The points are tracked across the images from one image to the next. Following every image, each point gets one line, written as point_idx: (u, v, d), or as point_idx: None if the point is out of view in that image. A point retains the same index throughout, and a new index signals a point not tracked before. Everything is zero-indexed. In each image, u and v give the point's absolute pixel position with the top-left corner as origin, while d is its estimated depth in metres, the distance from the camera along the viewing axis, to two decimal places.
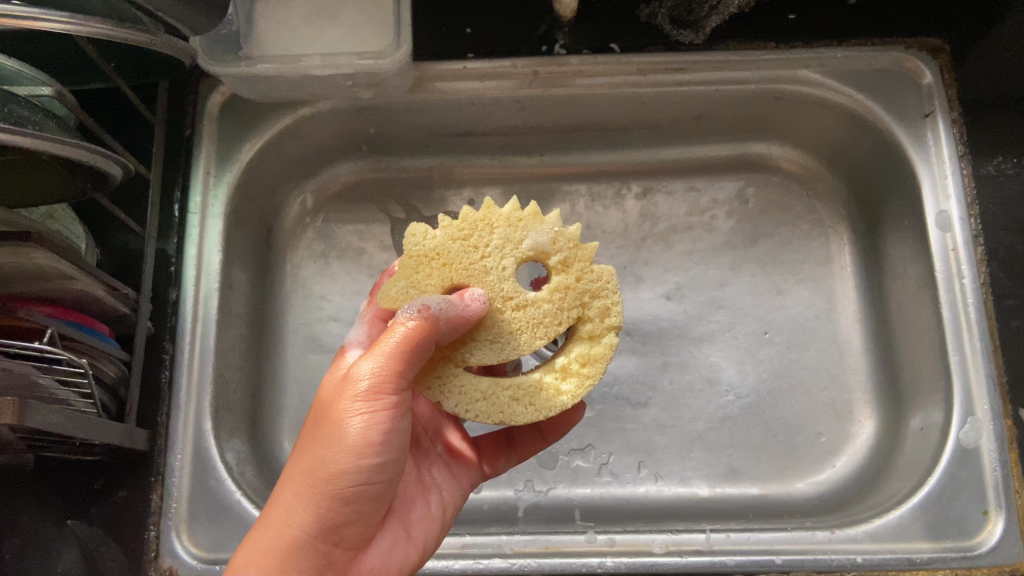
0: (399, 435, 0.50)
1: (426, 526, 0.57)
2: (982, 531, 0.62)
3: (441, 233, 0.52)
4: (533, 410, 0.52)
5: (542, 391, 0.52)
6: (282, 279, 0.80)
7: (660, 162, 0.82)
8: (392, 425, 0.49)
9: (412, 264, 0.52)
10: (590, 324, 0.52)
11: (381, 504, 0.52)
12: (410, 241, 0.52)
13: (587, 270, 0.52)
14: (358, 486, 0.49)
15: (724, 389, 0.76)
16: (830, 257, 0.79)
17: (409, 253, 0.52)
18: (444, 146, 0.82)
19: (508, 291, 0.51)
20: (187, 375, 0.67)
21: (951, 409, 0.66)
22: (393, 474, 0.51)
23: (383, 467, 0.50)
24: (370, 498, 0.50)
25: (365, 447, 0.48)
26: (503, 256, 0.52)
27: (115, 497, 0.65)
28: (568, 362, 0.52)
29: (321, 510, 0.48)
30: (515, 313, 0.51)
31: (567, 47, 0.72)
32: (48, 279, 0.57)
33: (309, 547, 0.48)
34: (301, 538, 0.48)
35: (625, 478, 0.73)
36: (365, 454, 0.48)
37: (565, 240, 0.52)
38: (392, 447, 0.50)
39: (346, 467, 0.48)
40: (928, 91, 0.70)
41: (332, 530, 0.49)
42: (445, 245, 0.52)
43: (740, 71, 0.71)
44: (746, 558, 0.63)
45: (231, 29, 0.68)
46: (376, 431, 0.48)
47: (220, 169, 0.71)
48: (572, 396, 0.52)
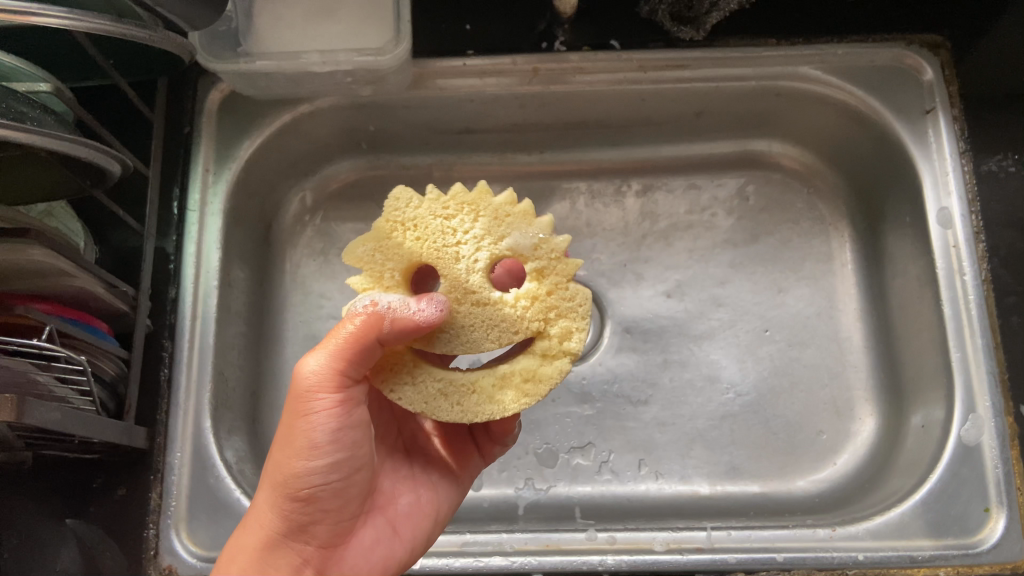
0: (351, 431, 0.51)
1: (413, 522, 0.58)
2: (983, 529, 0.62)
3: (424, 207, 0.53)
4: (459, 411, 0.51)
5: (477, 394, 0.51)
6: (281, 277, 0.79)
7: (660, 159, 0.82)
8: (338, 424, 0.50)
9: (386, 229, 0.52)
10: (546, 342, 0.52)
11: (349, 502, 0.54)
12: (391, 203, 0.53)
13: (560, 286, 0.52)
14: (314, 486, 0.51)
15: (724, 387, 0.75)
16: (831, 254, 0.79)
17: (387, 216, 0.53)
18: (444, 143, 0.81)
19: (473, 284, 0.51)
20: (185, 373, 0.67)
21: (952, 406, 0.65)
22: (351, 471, 0.52)
23: (338, 465, 0.51)
24: (332, 497, 0.52)
25: (317, 448, 0.50)
26: (478, 249, 0.52)
27: (114, 495, 0.65)
28: (512, 373, 0.52)
29: (286, 511, 0.51)
30: (471, 308, 0.51)
31: (568, 44, 0.71)
32: (47, 275, 0.57)
33: (282, 547, 0.52)
34: (274, 539, 0.52)
35: (626, 476, 0.73)
36: (314, 454, 0.50)
37: (547, 248, 0.52)
38: (346, 443, 0.51)
39: (303, 469, 0.50)
40: (929, 88, 0.70)
41: (300, 529, 0.52)
42: (424, 220, 0.52)
43: (740, 68, 0.71)
44: (747, 556, 0.62)
45: (230, 25, 0.68)
46: (323, 431, 0.50)
47: (219, 166, 0.71)
48: (502, 409, 0.51)
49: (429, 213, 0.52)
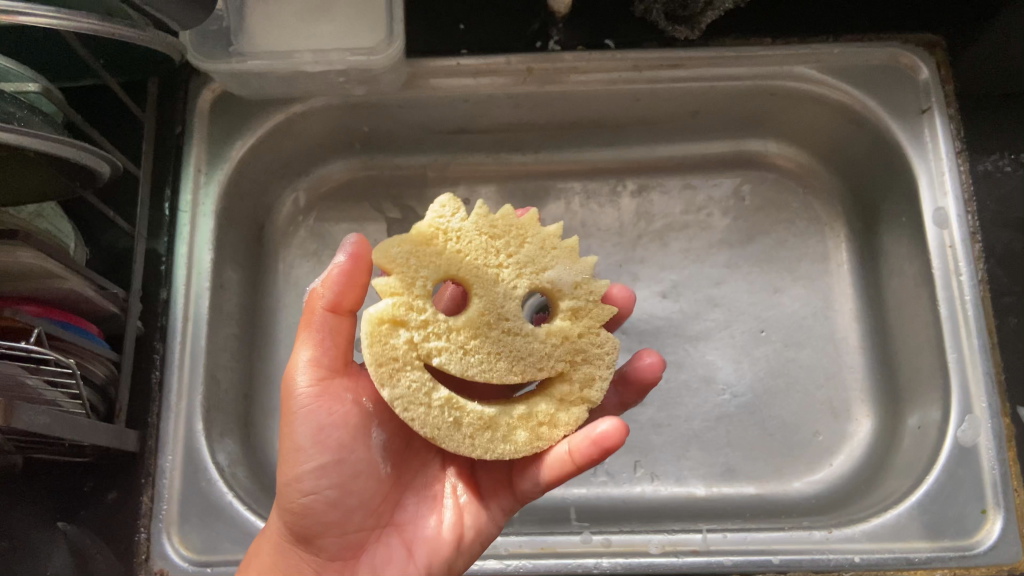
0: (333, 435, 0.52)
1: (428, 543, 0.55)
2: (980, 530, 0.62)
3: (469, 221, 0.51)
4: (471, 443, 0.50)
5: (492, 430, 0.50)
6: (274, 278, 0.79)
7: (656, 159, 0.82)
8: (315, 424, 0.52)
9: (425, 236, 0.50)
10: (566, 385, 0.52)
11: (353, 514, 0.53)
12: (436, 211, 0.51)
13: (592, 331, 0.52)
14: (306, 498, 0.52)
15: (720, 388, 0.75)
16: (827, 254, 0.79)
17: (429, 222, 0.51)
18: (438, 143, 0.81)
19: (508, 311, 0.50)
20: (177, 376, 0.66)
21: (948, 406, 0.65)
22: (342, 478, 0.52)
23: (324, 472, 0.52)
24: (329, 508, 0.52)
25: (302, 454, 0.51)
26: (519, 276, 0.51)
27: (105, 499, 0.64)
28: (530, 413, 0.51)
29: (286, 523, 0.53)
30: (501, 335, 0.50)
31: (562, 43, 0.71)
32: (38, 278, 0.57)
33: (292, 558, 0.53)
34: (282, 549, 0.53)
35: (622, 477, 0.72)
36: (300, 462, 0.51)
37: (587, 291, 0.52)
38: (330, 448, 0.52)
39: (297, 479, 0.51)
40: (925, 86, 0.70)
41: (305, 542, 0.53)
42: (468, 236, 0.51)
43: (735, 67, 0.71)
44: (743, 558, 0.62)
45: (222, 24, 0.68)
46: (305, 435, 0.51)
47: (210, 166, 0.70)
48: (513, 449, 0.50)
49: (475, 228, 0.51)
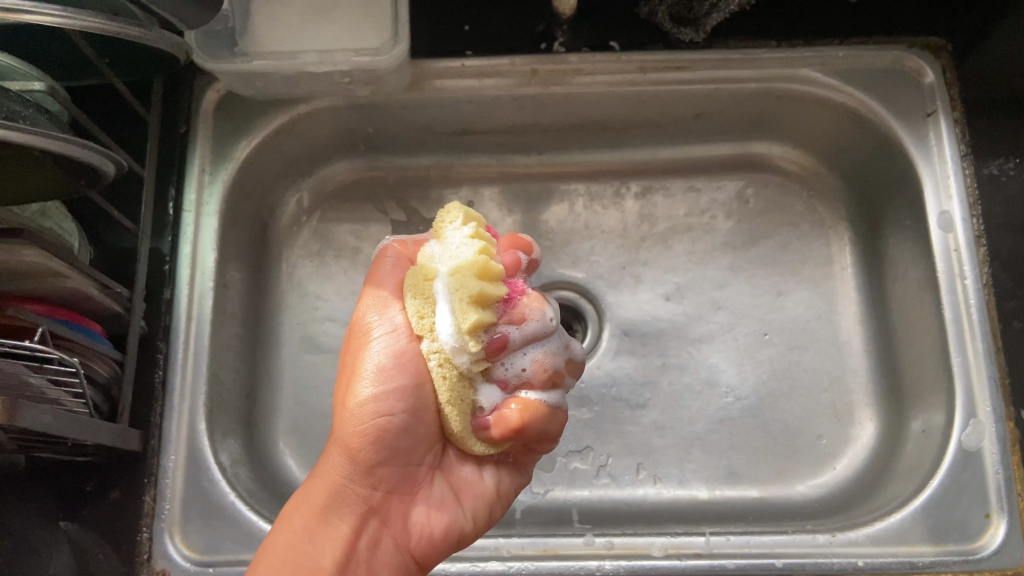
0: (414, 359, 0.52)
1: (476, 491, 0.56)
2: (984, 535, 0.62)
3: (458, 232, 0.53)
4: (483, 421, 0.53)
5: None
6: (278, 278, 0.79)
7: (659, 161, 0.82)
8: (399, 348, 0.52)
9: (439, 237, 0.55)
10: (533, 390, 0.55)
11: (416, 448, 0.54)
12: (445, 216, 0.55)
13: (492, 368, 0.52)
14: (379, 420, 0.52)
15: (723, 391, 0.75)
16: (831, 257, 0.79)
17: (439, 225, 0.55)
18: (442, 144, 0.81)
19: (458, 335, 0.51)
20: (181, 375, 0.66)
21: (952, 411, 0.65)
22: (418, 406, 0.52)
23: (403, 395, 0.52)
24: (398, 435, 0.53)
25: (381, 375, 0.52)
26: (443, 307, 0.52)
27: (107, 498, 0.64)
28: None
29: (353, 449, 0.53)
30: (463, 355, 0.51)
31: (567, 45, 0.71)
32: (43, 277, 0.57)
33: (350, 488, 0.54)
34: (341, 481, 0.54)
35: (624, 480, 0.72)
36: (379, 382, 0.52)
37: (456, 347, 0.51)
38: (409, 372, 0.52)
39: (372, 400, 0.52)
40: (930, 90, 0.70)
41: (365, 472, 0.53)
42: (454, 245, 0.53)
43: (739, 70, 0.71)
44: (746, 562, 0.62)
45: (227, 24, 0.68)
46: (385, 357, 0.52)
47: (215, 166, 0.71)
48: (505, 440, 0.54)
49: (464, 236, 0.53)
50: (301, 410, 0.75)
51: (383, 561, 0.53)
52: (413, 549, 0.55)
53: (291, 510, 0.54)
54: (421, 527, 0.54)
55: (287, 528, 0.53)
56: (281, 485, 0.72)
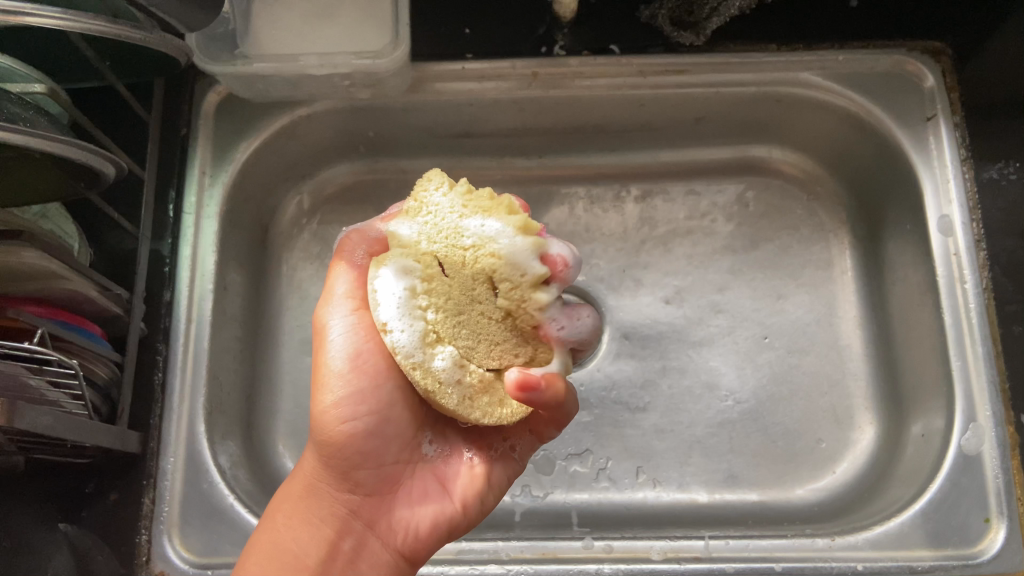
0: (371, 359, 0.53)
1: (462, 480, 0.56)
2: (983, 539, 0.61)
3: (450, 196, 0.50)
4: (483, 405, 0.51)
5: (489, 394, 0.51)
6: (278, 280, 0.79)
7: (660, 164, 0.82)
8: (356, 350, 0.53)
9: (417, 206, 0.52)
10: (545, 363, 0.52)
11: (389, 447, 0.54)
12: (423, 183, 0.51)
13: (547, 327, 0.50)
14: (343, 424, 0.52)
15: (723, 394, 0.75)
16: (831, 261, 0.79)
17: (417, 195, 0.52)
18: (442, 147, 0.81)
19: (480, 296, 0.49)
20: (180, 377, 0.66)
21: (952, 415, 0.65)
22: (382, 405, 0.53)
23: (363, 397, 0.52)
24: (367, 437, 0.53)
25: (340, 379, 0.52)
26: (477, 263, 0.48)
27: (105, 501, 0.64)
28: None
29: (325, 455, 0.53)
30: (478, 317, 0.50)
31: (567, 48, 0.71)
32: (41, 279, 0.57)
33: (328, 494, 0.54)
34: (317, 485, 0.54)
35: (623, 483, 0.72)
36: (339, 387, 0.52)
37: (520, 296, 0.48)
38: (367, 373, 0.53)
39: (334, 406, 0.52)
40: (930, 94, 0.70)
41: (340, 475, 0.54)
42: (447, 211, 0.50)
43: (740, 73, 0.71)
44: (745, 565, 0.62)
45: (228, 27, 0.68)
46: (342, 361, 0.53)
47: (215, 169, 0.71)
48: (509, 413, 0.52)
49: (455, 198, 0.50)
50: (301, 412, 0.75)
51: (371, 562, 0.53)
52: (401, 548, 0.54)
53: (272, 514, 0.54)
54: (407, 523, 0.54)
55: (267, 535, 0.53)
56: None
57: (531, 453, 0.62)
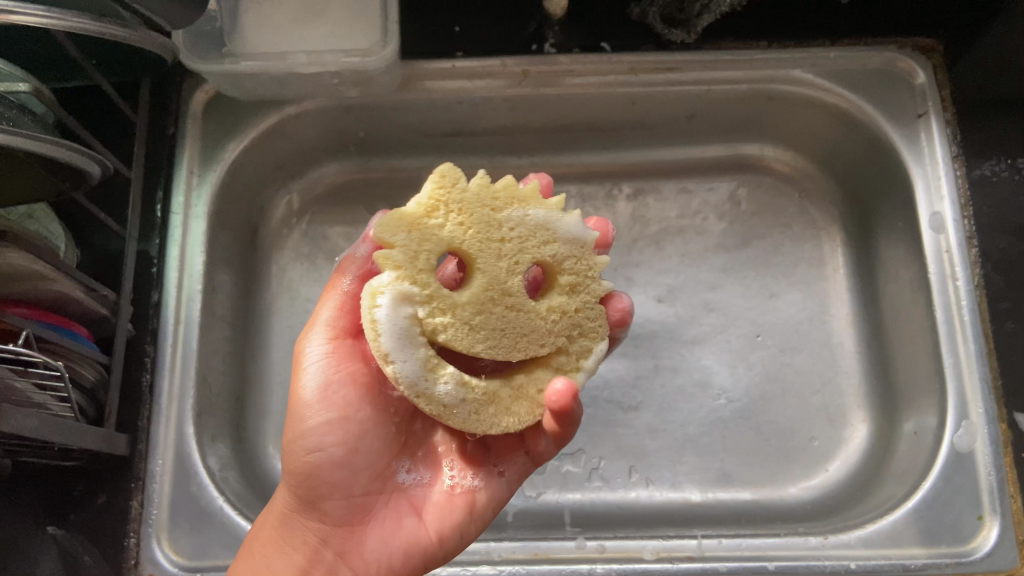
0: (341, 391, 0.52)
1: (440, 509, 0.54)
2: (977, 537, 0.61)
3: (472, 187, 0.49)
4: (489, 420, 0.49)
5: (495, 405, 0.49)
6: (268, 280, 0.78)
7: (652, 162, 0.82)
8: (327, 381, 0.53)
9: (430, 204, 0.48)
10: (563, 358, 0.51)
11: (358, 476, 0.53)
12: (439, 176, 0.49)
13: (589, 305, 0.52)
14: (309, 456, 0.51)
15: (715, 393, 0.75)
16: (822, 259, 0.79)
17: (432, 188, 0.48)
18: (433, 145, 0.80)
19: (511, 287, 0.49)
20: (168, 380, 0.66)
21: (945, 413, 0.65)
22: (348, 435, 0.52)
23: (330, 428, 0.52)
24: (333, 468, 0.52)
25: (311, 411, 0.52)
26: (522, 250, 0.49)
27: (94, 503, 0.63)
28: (530, 387, 0.51)
29: (293, 485, 0.52)
30: (504, 311, 0.48)
31: (558, 46, 0.71)
32: (25, 280, 0.56)
33: (299, 523, 0.53)
34: (289, 514, 0.53)
35: (616, 483, 0.72)
36: (307, 418, 0.52)
37: (584, 264, 0.52)
38: (337, 405, 0.52)
39: (301, 436, 0.52)
40: (921, 91, 0.70)
41: (309, 504, 0.53)
42: (474, 205, 0.49)
43: (730, 71, 0.71)
44: (738, 564, 0.62)
45: (215, 24, 0.67)
46: (313, 390, 0.52)
47: (203, 168, 0.70)
48: (516, 422, 0.50)
49: (469, 195, 0.49)
50: None
51: None
52: None
53: (249, 544, 0.54)
54: (378, 555, 0.53)
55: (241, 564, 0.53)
56: (272, 490, 0.71)
57: (522, 480, 0.58)
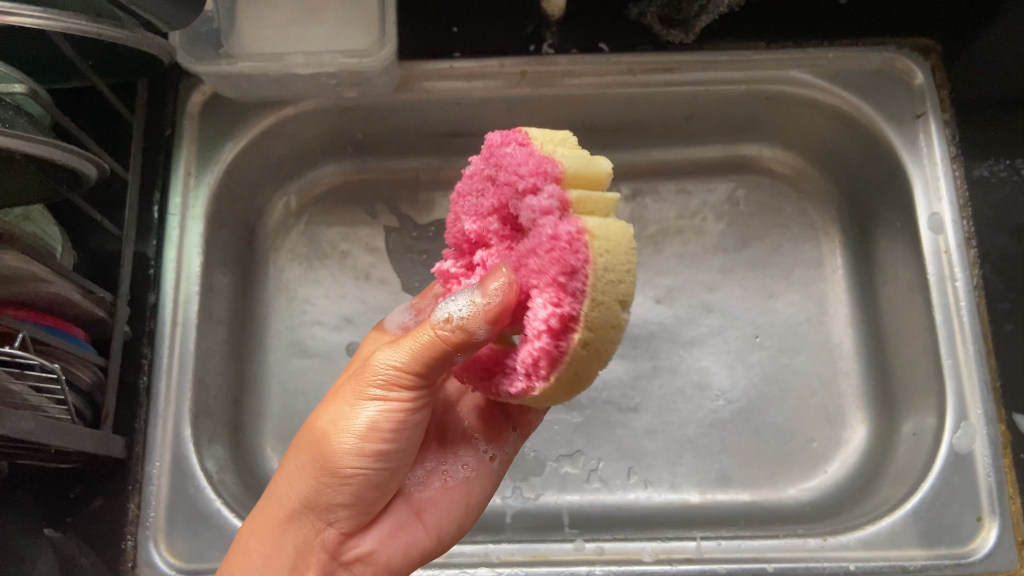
0: (410, 432, 0.50)
1: (437, 506, 0.55)
2: (976, 538, 0.61)
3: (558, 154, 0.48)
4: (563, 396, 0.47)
5: None
6: (265, 282, 0.78)
7: (650, 163, 0.81)
8: (405, 420, 0.50)
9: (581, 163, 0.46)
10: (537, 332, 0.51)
11: (385, 493, 0.52)
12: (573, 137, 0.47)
13: None
14: (355, 477, 0.49)
15: (714, 394, 0.75)
16: (821, 260, 0.78)
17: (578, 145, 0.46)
18: (432, 146, 0.80)
19: None
20: (166, 381, 0.65)
21: (943, 414, 0.65)
22: (398, 466, 0.51)
23: (388, 460, 0.50)
24: (368, 487, 0.50)
25: (373, 441, 0.49)
26: None
27: (91, 506, 0.63)
28: None
29: (315, 488, 0.49)
30: None
31: (556, 46, 0.70)
32: (21, 283, 0.56)
33: (305, 523, 0.50)
34: (297, 514, 0.50)
35: (615, 484, 0.72)
36: (370, 444, 0.49)
37: None
38: (402, 443, 0.50)
39: (351, 455, 0.48)
40: (920, 92, 0.70)
41: (325, 510, 0.50)
42: None
43: (728, 72, 0.70)
44: (736, 566, 0.61)
45: (211, 26, 0.67)
46: (384, 421, 0.49)
47: (200, 169, 0.70)
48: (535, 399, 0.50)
49: None
50: (289, 416, 0.74)
51: None
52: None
53: (244, 541, 0.51)
54: (379, 556, 0.51)
55: (235, 562, 0.51)
56: None
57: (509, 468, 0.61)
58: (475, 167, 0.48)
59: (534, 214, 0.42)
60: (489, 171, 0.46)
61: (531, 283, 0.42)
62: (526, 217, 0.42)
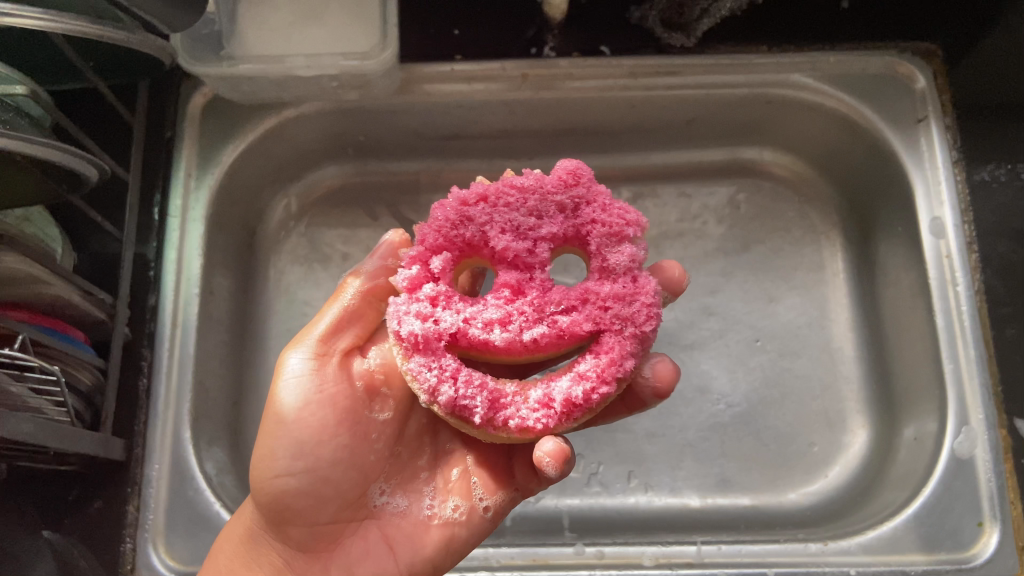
0: (315, 415, 0.52)
1: (412, 540, 0.54)
2: (977, 543, 0.61)
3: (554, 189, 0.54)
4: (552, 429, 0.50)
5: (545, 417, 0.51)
6: (265, 284, 0.78)
7: (651, 166, 0.81)
8: (307, 407, 0.52)
9: None
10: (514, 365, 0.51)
11: (326, 504, 0.52)
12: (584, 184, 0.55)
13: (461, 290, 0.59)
14: (278, 480, 0.52)
15: (714, 398, 0.74)
16: (822, 264, 0.78)
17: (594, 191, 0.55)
18: (432, 148, 0.80)
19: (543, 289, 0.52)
20: (165, 383, 0.65)
21: (945, 419, 0.64)
22: (315, 463, 0.52)
23: (299, 454, 0.51)
24: (299, 495, 0.52)
25: (282, 437, 0.52)
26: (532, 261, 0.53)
27: (90, 508, 0.63)
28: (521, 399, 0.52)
29: (262, 506, 0.53)
30: None
31: (557, 49, 0.71)
32: (22, 283, 0.56)
33: (264, 542, 0.54)
34: (254, 532, 0.55)
35: (615, 488, 0.72)
36: (277, 440, 0.52)
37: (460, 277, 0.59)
38: (310, 429, 0.51)
39: (270, 459, 0.52)
40: (922, 96, 0.70)
41: (274, 528, 0.54)
42: None
43: (728, 76, 0.71)
44: (736, 571, 0.61)
45: (213, 28, 0.67)
46: (289, 413, 0.52)
47: (201, 170, 0.70)
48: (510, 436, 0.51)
49: None
50: None
51: None
52: None
53: (215, 554, 0.56)
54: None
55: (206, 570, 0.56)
56: None
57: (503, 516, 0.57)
58: (539, 184, 0.50)
59: (628, 262, 0.49)
60: (567, 202, 0.50)
61: (600, 323, 0.47)
62: (617, 261, 0.49)
